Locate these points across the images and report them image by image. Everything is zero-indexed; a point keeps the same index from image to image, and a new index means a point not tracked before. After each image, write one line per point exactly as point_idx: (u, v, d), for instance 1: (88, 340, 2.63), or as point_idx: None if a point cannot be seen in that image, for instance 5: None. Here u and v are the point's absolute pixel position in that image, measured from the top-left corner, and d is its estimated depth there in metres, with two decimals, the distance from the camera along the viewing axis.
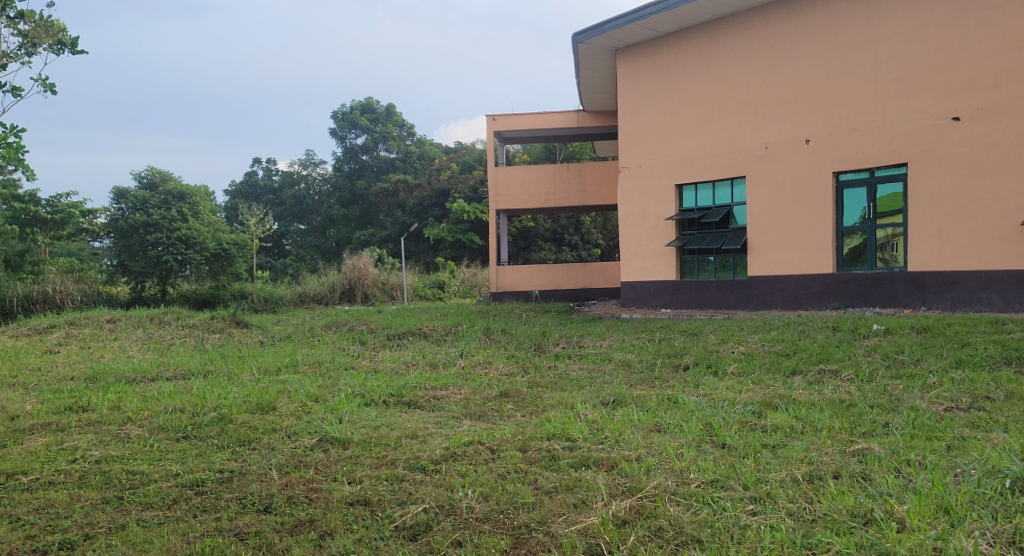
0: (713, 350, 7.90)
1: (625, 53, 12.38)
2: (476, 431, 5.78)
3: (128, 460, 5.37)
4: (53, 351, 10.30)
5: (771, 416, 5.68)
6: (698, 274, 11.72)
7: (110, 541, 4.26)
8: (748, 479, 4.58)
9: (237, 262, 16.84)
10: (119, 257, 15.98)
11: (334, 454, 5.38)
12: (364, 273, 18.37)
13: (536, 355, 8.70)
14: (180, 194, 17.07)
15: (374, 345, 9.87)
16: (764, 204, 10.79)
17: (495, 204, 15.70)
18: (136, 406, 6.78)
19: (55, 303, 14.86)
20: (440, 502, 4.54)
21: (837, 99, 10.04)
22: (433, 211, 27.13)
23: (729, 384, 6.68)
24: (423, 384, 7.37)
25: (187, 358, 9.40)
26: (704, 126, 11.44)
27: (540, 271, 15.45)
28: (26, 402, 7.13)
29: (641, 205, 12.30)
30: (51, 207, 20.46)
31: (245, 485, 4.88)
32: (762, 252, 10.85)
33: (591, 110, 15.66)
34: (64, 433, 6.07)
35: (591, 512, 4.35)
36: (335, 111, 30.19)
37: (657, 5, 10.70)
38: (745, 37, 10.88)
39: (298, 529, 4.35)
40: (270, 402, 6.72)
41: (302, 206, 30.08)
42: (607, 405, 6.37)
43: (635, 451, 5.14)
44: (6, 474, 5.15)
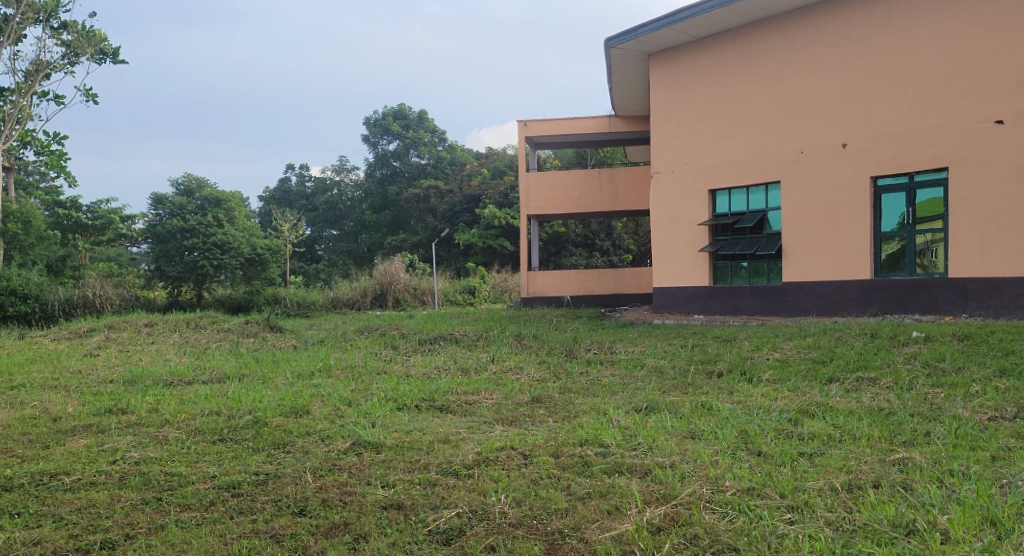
0: (747, 356, 7.84)
1: (658, 57, 12.36)
2: (508, 436, 5.80)
3: (166, 462, 5.47)
4: (93, 354, 10.51)
5: (808, 423, 5.62)
6: (731, 280, 11.63)
7: (150, 542, 4.33)
8: (785, 487, 4.54)
9: (271, 267, 16.77)
10: (157, 262, 16.34)
11: (368, 457, 5.43)
12: (396, 278, 18.51)
13: (568, 360, 8.69)
14: (217, 200, 17.26)
15: (405, 350, 9.95)
16: (799, 210, 10.67)
17: (527, 209, 15.74)
18: (173, 408, 6.90)
19: (95, 307, 15.17)
20: (473, 506, 4.56)
21: (875, 104, 9.91)
22: (464, 216, 27.25)
23: (764, 391, 6.61)
24: (455, 388, 7.40)
25: (223, 361, 9.58)
26: (737, 131, 11.37)
27: (572, 275, 15.45)
28: (68, 404, 7.30)
29: (673, 211, 12.25)
30: (92, 213, 20.92)
31: (280, 488, 4.95)
32: (796, 258, 10.74)
33: (623, 115, 15.64)
34: (104, 435, 6.20)
35: (625, 519, 4.33)
36: (367, 118, 30.58)
37: (692, 9, 10.66)
38: (780, 41, 10.79)
39: (333, 532, 4.39)
40: (305, 405, 6.81)
41: (334, 212, 30.03)
42: (640, 411, 6.35)
43: (668, 458, 5.11)
44: (49, 474, 5.26)
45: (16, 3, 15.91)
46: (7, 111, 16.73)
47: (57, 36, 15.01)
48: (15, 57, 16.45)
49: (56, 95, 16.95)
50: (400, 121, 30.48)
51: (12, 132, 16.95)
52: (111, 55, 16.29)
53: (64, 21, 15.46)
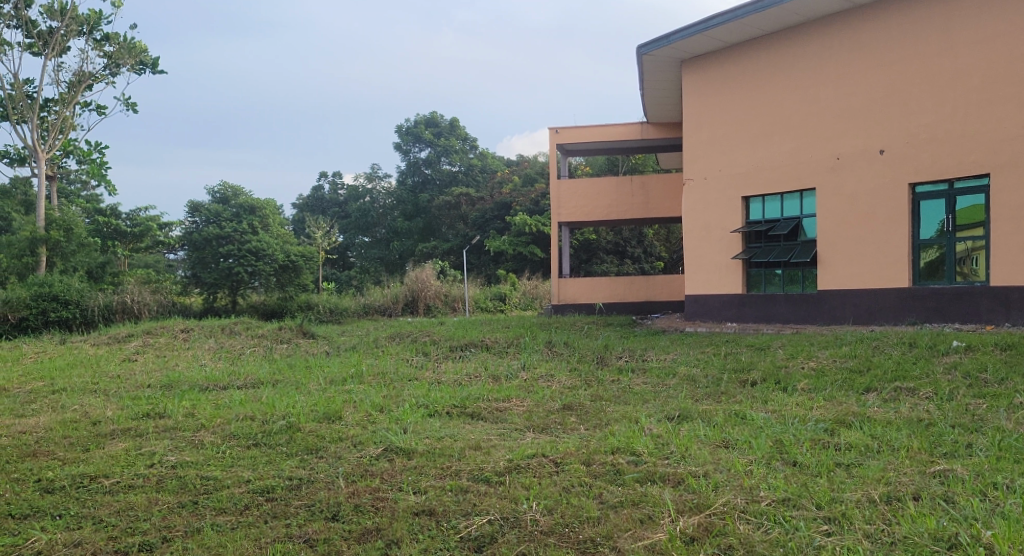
0: (781, 365, 7.74)
1: (691, 63, 12.31)
2: (539, 443, 5.79)
3: (202, 466, 5.55)
4: (131, 359, 10.72)
5: (844, 434, 5.54)
6: (765, 288, 11.52)
7: (186, 545, 4.39)
8: (822, 499, 4.48)
9: (305, 274, 16.88)
10: (193, 268, 16.56)
11: (400, 463, 5.45)
12: (427, 285, 18.57)
13: (599, 368, 8.65)
14: (252, 207, 17.94)
15: (436, 356, 9.99)
16: (835, 217, 10.54)
17: (558, 216, 15.72)
18: (209, 413, 7.01)
19: (134, 313, 15.41)
20: (504, 514, 4.56)
21: (914, 108, 9.76)
22: (495, 223, 27.32)
23: (799, 400, 6.53)
24: (486, 395, 7.41)
25: (257, 367, 9.69)
26: (772, 137, 11.26)
27: (602, 283, 15.41)
28: (107, 408, 7.44)
29: (706, 217, 12.16)
30: (131, 220, 21.41)
31: (313, 493, 4.99)
32: (832, 265, 10.59)
33: (655, 122, 15.56)
34: (142, 438, 6.31)
35: (658, 528, 4.30)
36: (400, 126, 30.85)
37: (725, 15, 10.61)
38: (815, 46, 10.68)
39: (365, 537, 4.42)
40: (337, 411, 6.86)
41: (366, 219, 30.31)
42: (673, 419, 6.30)
43: (702, 467, 5.07)
44: (89, 476, 5.37)
45: (60, 16, 16.36)
46: (50, 121, 17.19)
47: (99, 48, 15.39)
48: (58, 68, 16.89)
49: (98, 105, 17.37)
50: (432, 129, 30.69)
51: (55, 141, 17.40)
52: (150, 67, 16.65)
53: (106, 33, 15.86)
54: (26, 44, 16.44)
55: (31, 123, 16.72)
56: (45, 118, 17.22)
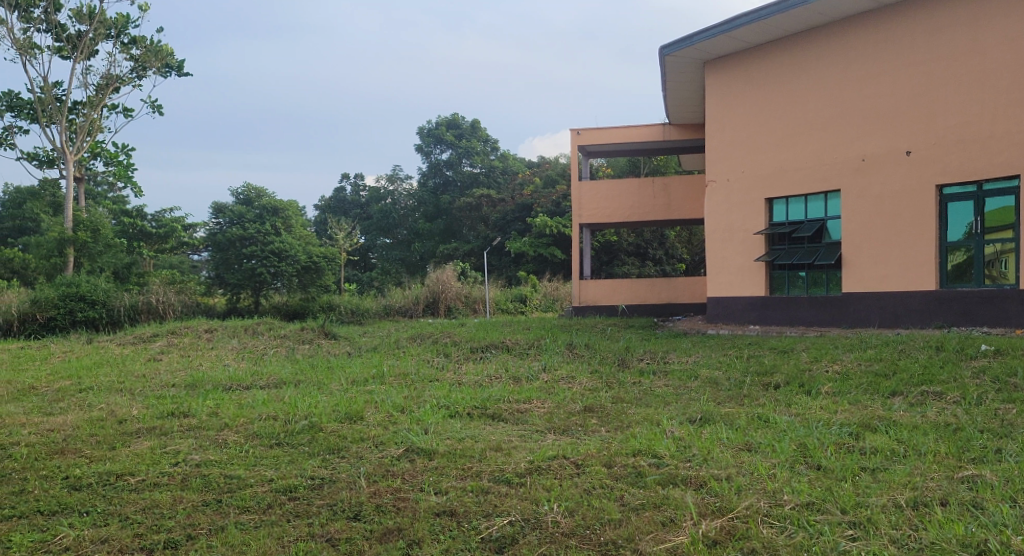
0: (804, 368, 7.67)
1: (715, 64, 12.25)
2: (560, 445, 5.78)
3: (225, 465, 5.60)
4: (156, 359, 10.84)
5: (869, 438, 5.48)
6: (788, 290, 11.42)
7: (211, 543, 4.43)
8: (847, 503, 4.43)
9: (326, 275, 17.05)
10: (217, 269, 16.74)
11: (421, 464, 5.47)
12: (448, 286, 18.60)
13: (620, 370, 8.62)
14: (274, 208, 17.69)
15: (457, 358, 10.01)
16: (860, 219, 10.43)
17: (579, 218, 15.69)
18: (232, 413, 7.07)
19: (159, 313, 15.60)
20: (525, 515, 4.56)
21: (941, 109, 9.63)
22: (517, 225, 27.34)
23: (823, 403, 6.47)
24: (507, 396, 7.41)
25: (280, 367, 9.75)
26: (796, 139, 11.17)
27: (623, 285, 15.36)
28: (133, 407, 7.54)
29: (729, 219, 12.09)
30: (156, 221, 21.79)
31: (335, 493, 5.02)
32: (858, 268, 10.48)
33: (677, 123, 15.49)
34: (166, 437, 6.38)
35: (680, 531, 4.28)
36: (421, 128, 30.99)
37: (749, 15, 10.55)
38: (841, 47, 10.58)
39: (387, 537, 4.43)
40: (359, 412, 6.89)
41: (388, 220, 30.53)
42: (695, 422, 6.27)
43: (724, 470, 5.04)
44: (115, 474, 5.43)
45: (89, 19, 16.61)
46: (79, 123, 17.45)
47: (126, 51, 15.60)
48: (87, 71, 17.16)
49: (125, 107, 17.61)
50: (453, 131, 30.77)
51: (83, 143, 17.66)
52: (176, 69, 16.84)
53: (133, 36, 16.08)
54: (55, 47, 16.71)
55: (59, 126, 16.99)
56: (73, 121, 17.49)
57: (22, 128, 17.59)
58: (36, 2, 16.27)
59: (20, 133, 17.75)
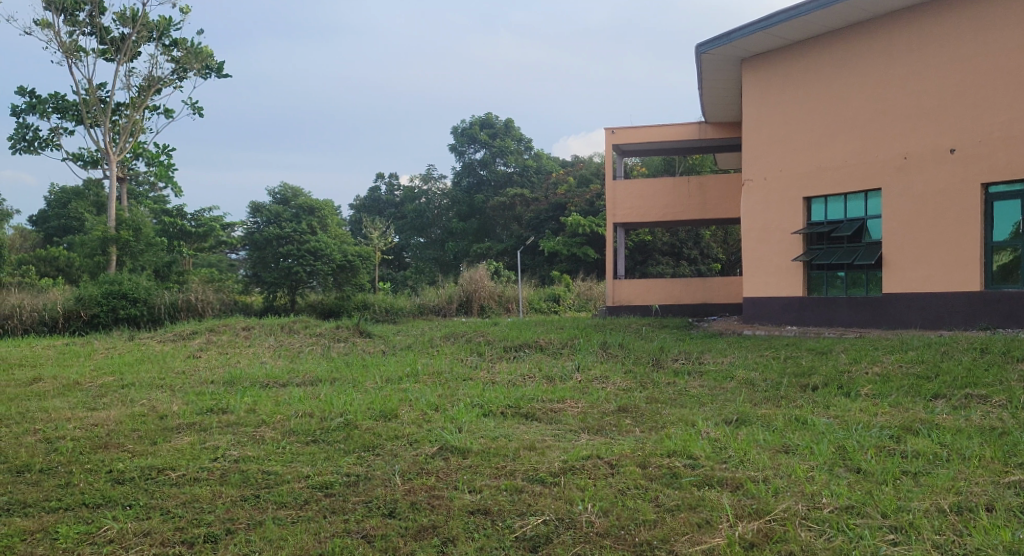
0: (844, 370, 7.55)
1: (752, 63, 12.14)
2: (594, 445, 5.76)
3: (263, 461, 5.68)
4: (196, 356, 11.04)
5: (911, 441, 5.38)
6: (826, 290, 11.26)
7: (249, 537, 4.50)
8: (888, 507, 4.36)
9: (361, 274, 17.22)
10: (254, 268, 17.00)
11: (454, 463, 5.49)
12: (481, 285, 18.62)
13: (655, 370, 8.56)
14: (311, 208, 17.88)
15: (491, 357, 10.02)
16: (901, 218, 10.23)
17: (613, 217, 15.63)
18: (269, 409, 7.16)
19: (198, 311, 15.87)
20: (560, 515, 4.56)
21: (988, 106, 9.44)
22: (550, 224, 27.30)
23: (863, 406, 6.36)
24: (540, 396, 7.41)
25: (315, 365, 9.86)
26: (835, 137, 10.99)
27: (657, 285, 15.27)
28: (174, 403, 7.69)
29: (766, 219, 11.95)
30: (195, 220, 22.19)
31: (371, 490, 5.06)
32: (898, 268, 10.29)
33: (713, 122, 15.35)
34: (206, 433, 6.49)
35: (716, 533, 4.25)
36: (455, 128, 31.15)
37: (788, 12, 10.42)
38: (881, 43, 10.42)
39: (421, 534, 4.47)
40: (393, 410, 6.94)
41: (422, 220, 30.71)
42: (731, 423, 6.21)
43: (761, 472, 4.98)
44: (157, 469, 5.54)
45: (132, 22, 16.94)
46: (122, 124, 17.85)
47: (167, 53, 15.90)
48: (130, 73, 17.52)
49: (166, 108, 17.95)
50: (487, 130, 30.86)
51: (126, 144, 18.05)
52: (216, 71, 17.11)
53: (174, 38, 16.37)
54: (100, 50, 17.07)
55: (103, 127, 17.38)
56: (117, 122, 17.90)
57: (68, 130, 18.03)
58: (81, 6, 16.63)
59: (65, 134, 18.17)
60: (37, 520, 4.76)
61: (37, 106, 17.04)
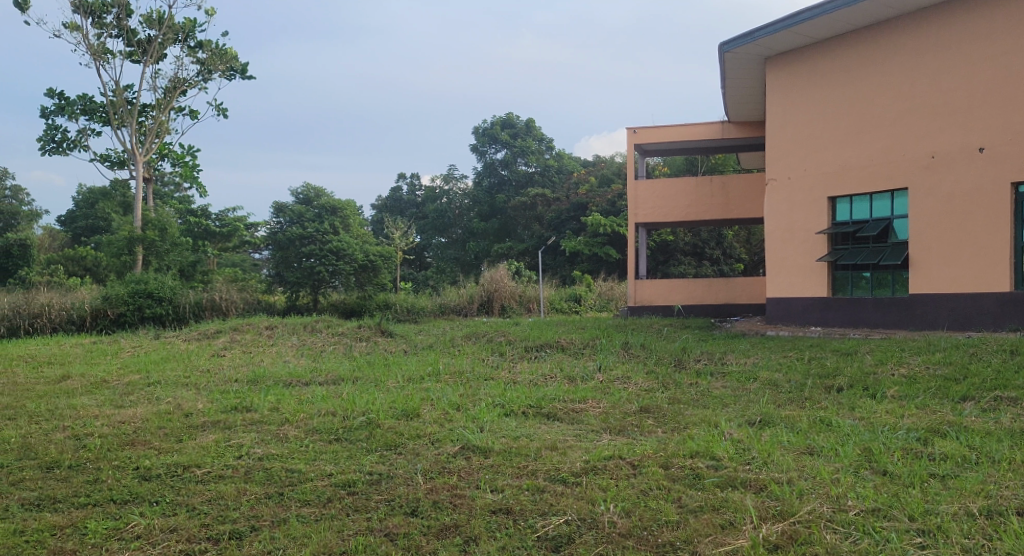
0: (870, 371, 7.47)
1: (776, 61, 12.07)
2: (616, 445, 5.74)
3: (286, 459, 5.73)
4: (220, 354, 11.15)
5: (939, 443, 5.32)
6: (851, 291, 11.15)
7: (274, 534, 4.54)
8: (915, 510, 4.32)
9: (383, 274, 17.31)
10: (277, 268, 17.20)
11: (476, 462, 5.50)
12: (502, 285, 18.63)
13: (677, 371, 8.52)
14: (333, 208, 18.18)
15: (512, 357, 10.03)
16: (928, 218, 10.10)
17: (635, 217, 15.57)
18: (292, 408, 7.21)
19: (222, 310, 16.04)
20: (582, 515, 4.55)
21: (1018, 104, 9.31)
22: (572, 224, 27.25)
23: (890, 408, 6.29)
24: (562, 396, 7.41)
25: (338, 364, 9.93)
26: (860, 136, 10.88)
27: (680, 285, 15.19)
28: (198, 401, 7.76)
29: (790, 218, 11.85)
30: (220, 220, 22.48)
31: (393, 488, 5.09)
32: (925, 269, 10.16)
33: (736, 121, 15.24)
34: (230, 431, 6.55)
35: (740, 534, 4.23)
36: (477, 128, 31.26)
37: (813, 10, 10.34)
38: (910, 40, 10.28)
39: (444, 533, 4.48)
40: (415, 409, 6.96)
41: (443, 220, 30.80)
42: (754, 424, 6.17)
43: (785, 474, 4.95)
44: (183, 466, 5.61)
45: (158, 25, 17.15)
46: (148, 125, 18.07)
47: (193, 55, 16.07)
48: (156, 75, 17.73)
49: (191, 109, 18.15)
50: (508, 130, 30.92)
51: (152, 145, 18.26)
52: (240, 72, 17.28)
53: (200, 40, 16.55)
54: (127, 52, 17.28)
55: (130, 128, 17.59)
56: (143, 123, 18.13)
57: (95, 131, 18.28)
58: (109, 9, 16.87)
59: (93, 136, 18.42)
60: (66, 515, 4.83)
61: (66, 108, 17.28)
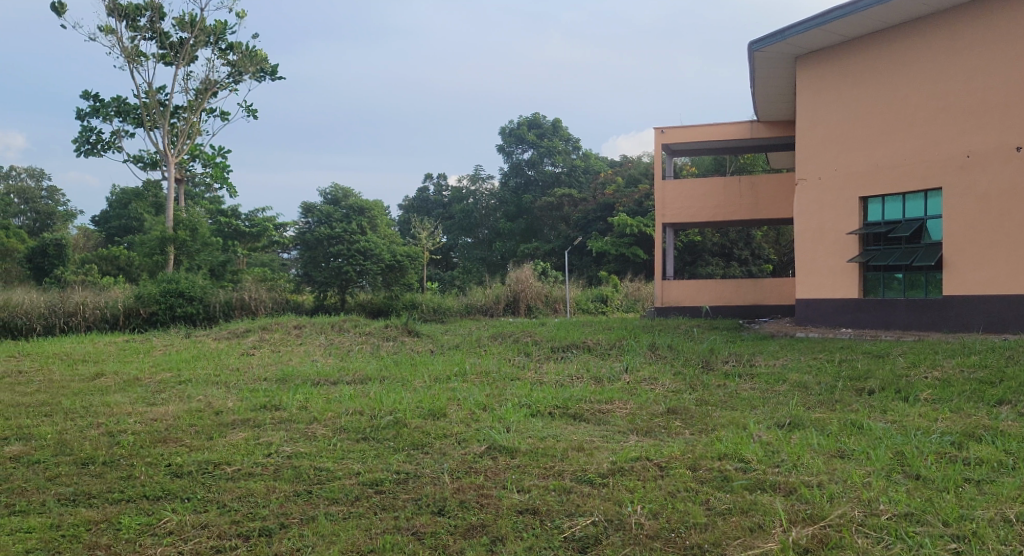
0: (901, 374, 7.35)
1: (806, 60, 11.95)
2: (643, 447, 5.71)
3: (315, 457, 5.78)
4: (249, 353, 11.31)
5: (974, 448, 5.23)
6: (883, 292, 11.01)
7: (303, 532, 4.58)
8: (949, 515, 4.25)
9: (410, 273, 17.38)
10: (305, 268, 17.28)
11: (503, 462, 5.50)
12: (528, 285, 18.64)
13: (705, 372, 8.48)
14: (361, 208, 18.50)
15: (538, 357, 10.03)
16: (963, 218, 9.94)
17: (662, 217, 15.49)
18: (321, 407, 7.28)
19: (251, 309, 16.24)
20: (608, 516, 4.54)
21: None
22: (598, 224, 27.16)
23: (923, 410, 6.21)
24: (588, 396, 7.40)
25: (365, 363, 10.00)
26: (893, 135, 10.74)
27: (707, 286, 15.09)
28: (229, 399, 7.86)
29: (820, 219, 11.72)
30: (250, 221, 22.75)
31: (420, 487, 5.11)
32: (959, 270, 9.99)
33: (766, 120, 15.09)
34: (260, 429, 6.62)
35: (770, 537, 4.19)
36: (503, 128, 31.31)
37: (844, 8, 10.22)
38: (944, 38, 10.13)
39: (471, 532, 4.49)
40: (442, 408, 6.99)
41: (469, 220, 30.88)
42: (783, 427, 6.11)
43: (816, 477, 4.89)
44: (213, 463, 5.68)
45: (190, 27, 17.38)
46: (180, 127, 18.33)
47: (224, 57, 16.27)
48: (188, 77, 17.98)
49: (222, 111, 18.39)
50: (535, 130, 30.96)
51: (184, 146, 18.53)
52: (270, 74, 17.47)
53: (231, 43, 16.75)
54: (160, 54, 17.53)
55: (162, 129, 17.87)
56: (175, 124, 18.39)
57: (129, 133, 18.58)
58: (142, 12, 17.13)
59: (126, 137, 18.73)
60: (101, 510, 4.92)
61: (100, 110, 17.58)
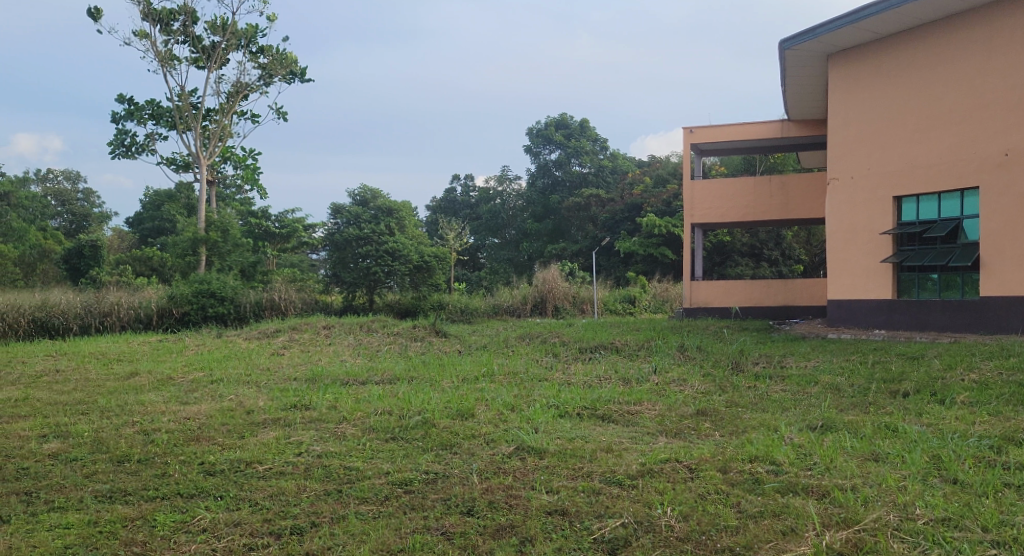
0: (937, 377, 7.22)
1: (839, 58, 11.80)
2: (673, 448, 5.69)
3: (344, 456, 5.81)
4: (279, 353, 11.45)
5: (1013, 452, 5.13)
6: (918, 293, 10.84)
7: (333, 531, 4.61)
8: (988, 520, 4.17)
9: (437, 274, 17.43)
10: (334, 268, 17.42)
11: (532, 463, 5.50)
12: (556, 286, 18.62)
13: (734, 373, 8.40)
14: (389, 209, 18.45)
15: (566, 358, 10.01)
16: (1001, 218, 9.74)
17: (691, 218, 15.37)
18: (350, 406, 7.34)
19: (281, 310, 16.40)
20: (639, 517, 4.51)
21: None
22: (626, 225, 27.02)
23: (959, 414, 6.09)
24: (617, 398, 7.37)
25: (394, 363, 10.05)
26: (929, 133, 10.55)
27: (736, 286, 14.97)
28: (259, 398, 7.95)
29: (853, 219, 11.56)
30: (279, 222, 22.98)
31: (448, 487, 5.13)
32: (997, 270, 9.79)
33: (797, 119, 14.93)
34: (290, 428, 6.68)
35: (802, 541, 4.14)
36: (531, 128, 31.32)
37: (879, 5, 10.07)
38: (983, 34, 9.94)
39: (500, 533, 4.49)
40: (470, 409, 7.00)
41: (496, 221, 30.92)
42: (815, 429, 6.04)
43: (849, 480, 4.82)
44: (245, 462, 5.74)
45: (222, 31, 17.60)
46: (212, 129, 18.57)
47: (255, 60, 16.45)
48: (220, 80, 18.20)
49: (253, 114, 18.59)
50: (562, 130, 30.92)
51: (215, 148, 18.77)
52: (300, 76, 17.64)
53: (262, 46, 16.95)
54: (193, 58, 17.77)
55: (195, 132, 18.11)
56: (207, 127, 18.63)
57: (162, 135, 18.85)
58: (175, 16, 17.39)
59: (159, 140, 19.00)
60: (136, 507, 5.00)
61: (134, 113, 17.86)
